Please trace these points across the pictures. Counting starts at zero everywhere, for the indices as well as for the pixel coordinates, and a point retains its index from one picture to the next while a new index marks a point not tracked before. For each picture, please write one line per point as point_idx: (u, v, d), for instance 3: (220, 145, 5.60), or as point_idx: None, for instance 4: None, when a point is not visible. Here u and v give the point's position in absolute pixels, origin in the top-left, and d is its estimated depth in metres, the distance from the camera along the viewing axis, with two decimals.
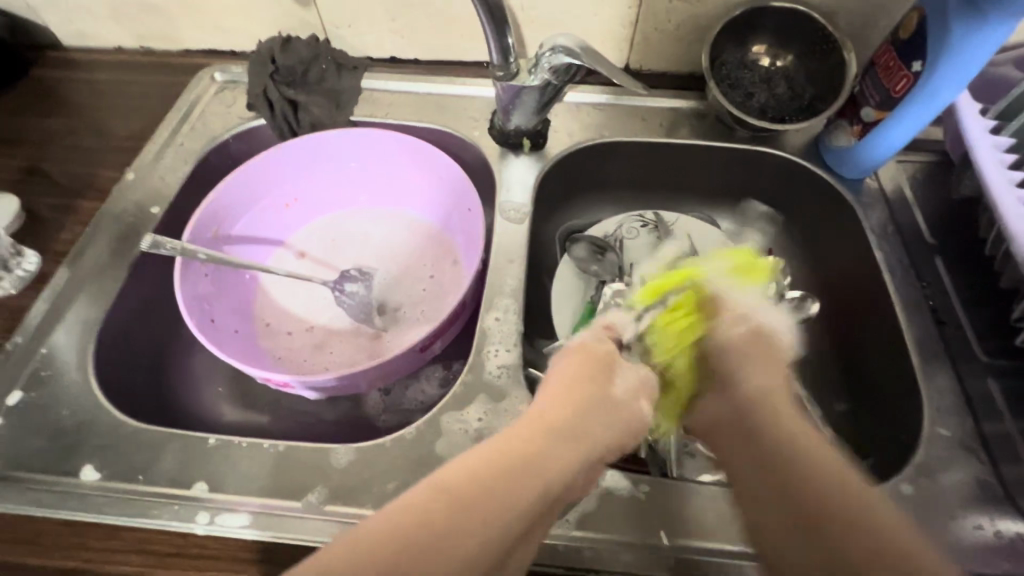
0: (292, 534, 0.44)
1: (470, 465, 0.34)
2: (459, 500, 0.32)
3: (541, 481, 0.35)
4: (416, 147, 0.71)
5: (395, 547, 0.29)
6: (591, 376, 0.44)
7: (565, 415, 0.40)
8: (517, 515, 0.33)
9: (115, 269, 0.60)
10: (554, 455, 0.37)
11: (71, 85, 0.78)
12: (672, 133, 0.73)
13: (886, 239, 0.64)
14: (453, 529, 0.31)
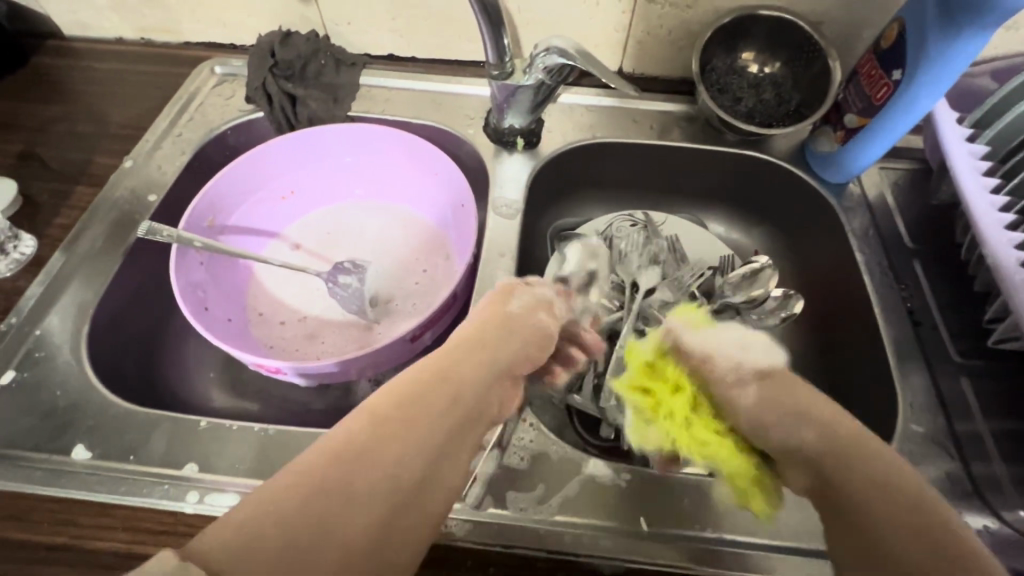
0: None
1: (385, 390, 0.39)
2: (376, 430, 0.36)
3: (451, 389, 0.40)
4: (411, 143, 0.72)
5: (319, 471, 0.33)
6: (490, 303, 0.50)
7: (473, 337, 0.45)
8: (428, 428, 0.37)
9: (111, 253, 0.61)
10: (463, 371, 0.42)
11: (71, 74, 0.79)
12: (663, 135, 0.74)
13: (866, 243, 0.66)
14: (369, 445, 0.35)
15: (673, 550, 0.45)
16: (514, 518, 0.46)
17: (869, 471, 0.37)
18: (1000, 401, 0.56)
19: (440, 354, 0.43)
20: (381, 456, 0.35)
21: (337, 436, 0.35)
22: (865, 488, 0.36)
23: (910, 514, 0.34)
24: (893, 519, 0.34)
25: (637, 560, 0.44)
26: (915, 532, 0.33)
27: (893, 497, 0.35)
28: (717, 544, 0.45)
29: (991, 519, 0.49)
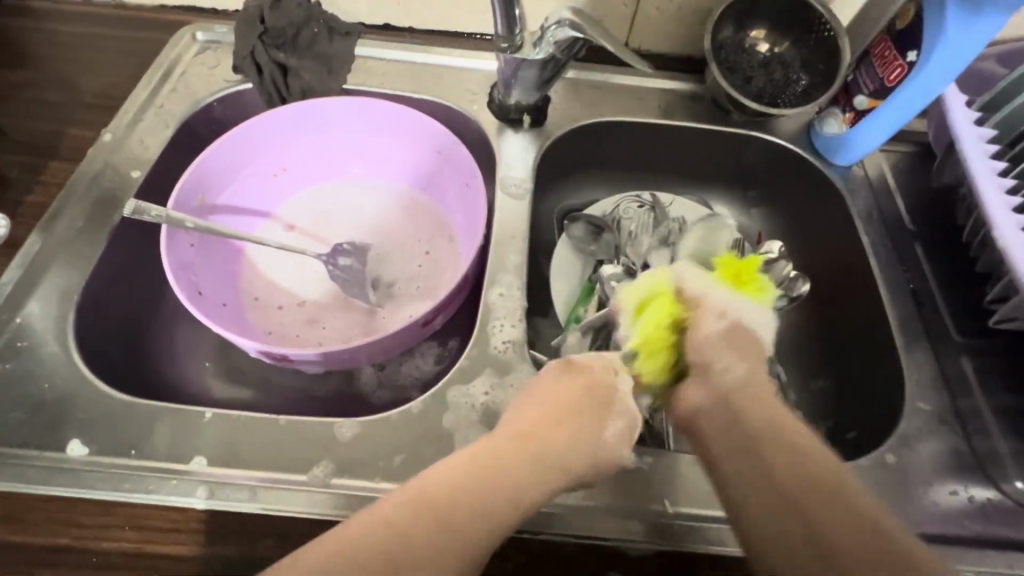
0: (297, 507, 0.43)
1: (446, 482, 0.38)
2: (424, 524, 0.36)
3: (507, 511, 0.38)
4: (413, 120, 0.69)
5: (367, 569, 0.34)
6: (577, 400, 0.45)
7: (549, 446, 0.42)
8: (468, 549, 0.36)
9: (94, 234, 0.57)
10: (526, 492, 0.40)
11: (34, 36, 0.72)
12: (670, 115, 0.73)
13: (871, 225, 0.67)
14: (410, 555, 0.35)
15: (699, 533, 0.45)
16: (539, 504, 0.45)
17: (766, 414, 0.42)
18: (999, 378, 0.58)
19: (511, 453, 0.41)
20: (411, 548, 0.35)
21: (373, 517, 0.36)
22: (756, 435, 0.41)
23: (779, 450, 0.40)
24: (790, 449, 0.40)
25: (663, 543, 0.44)
26: (788, 465, 0.39)
27: (766, 434, 0.41)
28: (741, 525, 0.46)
29: (993, 491, 0.51)
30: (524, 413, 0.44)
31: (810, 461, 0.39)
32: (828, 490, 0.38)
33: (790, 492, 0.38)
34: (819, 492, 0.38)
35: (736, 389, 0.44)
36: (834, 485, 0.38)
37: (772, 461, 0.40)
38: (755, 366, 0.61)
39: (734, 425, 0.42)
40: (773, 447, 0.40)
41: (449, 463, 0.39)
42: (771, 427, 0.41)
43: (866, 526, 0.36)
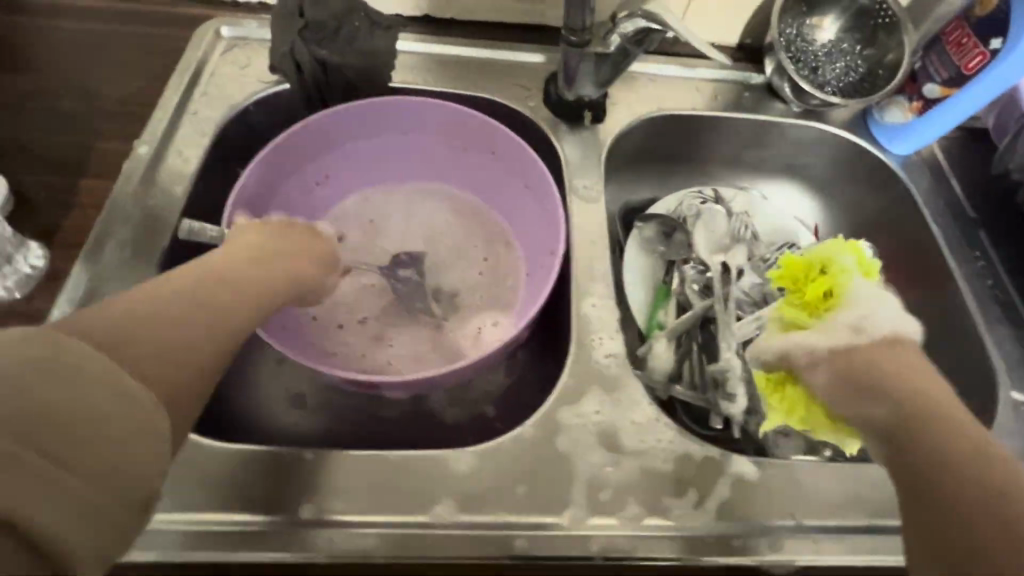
0: (429, 549, 0.42)
1: (223, 270, 0.42)
2: (206, 286, 0.39)
3: (246, 292, 0.41)
4: (470, 121, 0.65)
5: (183, 310, 0.36)
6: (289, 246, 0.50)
7: (252, 277, 0.44)
8: (236, 312, 0.39)
9: (143, 260, 0.51)
10: (243, 279, 0.43)
11: (31, 34, 0.64)
12: (726, 106, 0.72)
13: (939, 216, 0.67)
14: (186, 313, 0.36)
15: (832, 541, 0.45)
16: (673, 527, 0.44)
17: (867, 357, 0.39)
18: None
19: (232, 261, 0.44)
20: (186, 329, 0.35)
21: (180, 286, 0.37)
22: (898, 393, 0.36)
23: (932, 426, 0.34)
24: (954, 428, 0.34)
25: (798, 555, 0.44)
26: (941, 440, 0.33)
27: (928, 406, 0.35)
28: (867, 528, 0.46)
29: None
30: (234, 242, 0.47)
31: (970, 439, 0.33)
32: (975, 462, 0.32)
33: (932, 497, 0.32)
34: (971, 468, 0.32)
35: (869, 351, 0.39)
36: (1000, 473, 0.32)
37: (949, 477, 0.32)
38: None
39: (885, 380, 0.37)
40: (920, 419, 0.35)
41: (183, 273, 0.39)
42: (937, 400, 0.36)
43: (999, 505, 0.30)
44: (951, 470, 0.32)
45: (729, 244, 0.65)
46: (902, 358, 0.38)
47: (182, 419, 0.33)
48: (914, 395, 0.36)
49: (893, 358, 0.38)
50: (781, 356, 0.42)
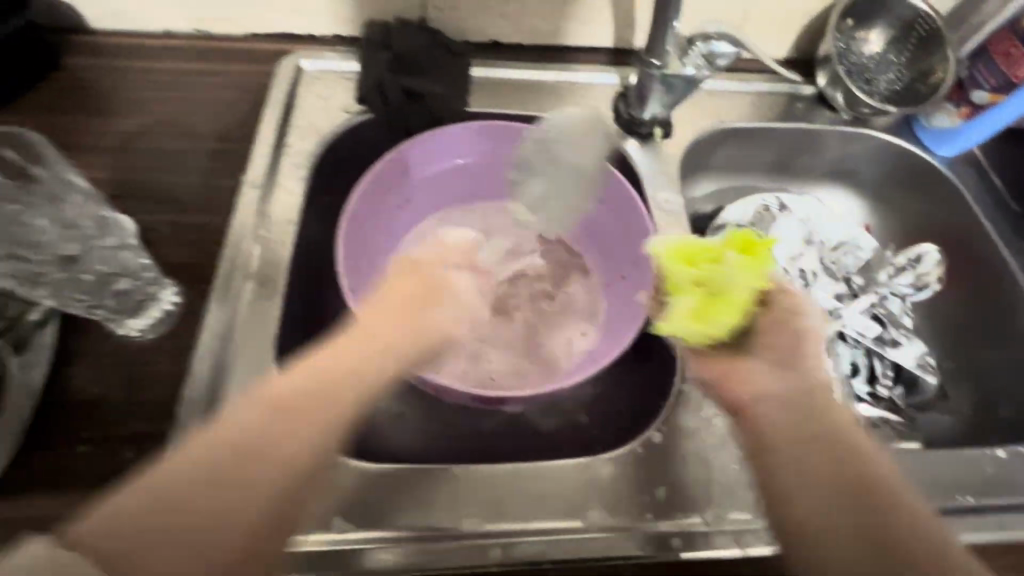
0: (589, 554, 0.44)
1: (332, 360, 0.43)
2: (307, 392, 0.40)
3: (356, 380, 0.43)
4: (551, 143, 0.68)
5: (281, 421, 0.38)
6: (416, 297, 0.54)
7: (363, 359, 0.44)
8: (343, 406, 0.41)
9: (268, 292, 0.53)
10: (366, 367, 0.44)
11: (124, 76, 0.66)
12: (782, 116, 0.76)
13: (987, 211, 0.72)
14: (286, 429, 0.38)
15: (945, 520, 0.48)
16: None
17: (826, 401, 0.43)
18: None
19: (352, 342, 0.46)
20: (274, 447, 0.37)
21: (290, 386, 0.40)
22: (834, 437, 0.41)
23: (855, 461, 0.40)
24: (853, 481, 0.39)
25: None
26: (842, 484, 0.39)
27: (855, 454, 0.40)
28: (973, 506, 0.50)
29: None
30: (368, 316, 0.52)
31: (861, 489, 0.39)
32: (891, 517, 0.37)
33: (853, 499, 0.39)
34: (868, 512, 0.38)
35: (821, 388, 0.44)
36: (913, 535, 0.37)
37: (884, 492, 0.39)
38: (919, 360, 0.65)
39: (821, 427, 0.42)
40: (857, 454, 0.40)
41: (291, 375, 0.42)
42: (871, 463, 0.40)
43: (891, 545, 0.37)
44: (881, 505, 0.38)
45: (800, 248, 0.69)
46: (838, 418, 0.42)
47: (285, 498, 0.37)
48: (798, 394, 0.43)
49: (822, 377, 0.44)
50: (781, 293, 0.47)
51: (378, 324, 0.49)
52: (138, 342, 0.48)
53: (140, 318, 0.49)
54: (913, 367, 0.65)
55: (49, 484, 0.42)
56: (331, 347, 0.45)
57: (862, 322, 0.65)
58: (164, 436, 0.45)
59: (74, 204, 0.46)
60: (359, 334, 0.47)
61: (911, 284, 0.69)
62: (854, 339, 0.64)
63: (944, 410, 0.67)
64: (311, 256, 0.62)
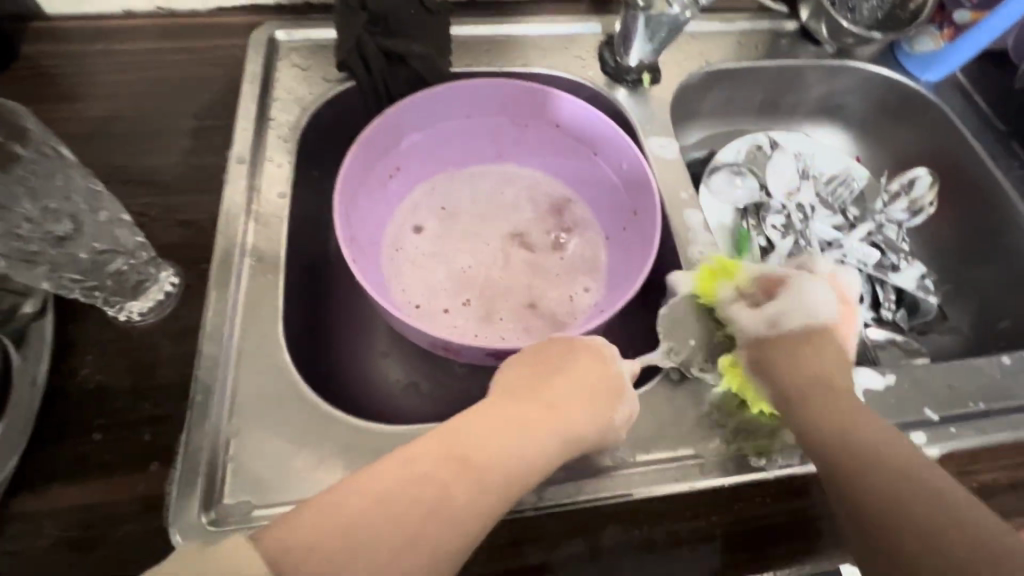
0: (621, 488, 0.45)
1: (473, 433, 0.39)
2: (447, 469, 0.36)
3: (513, 457, 0.38)
4: (539, 96, 0.66)
5: (417, 492, 0.34)
6: (584, 370, 0.45)
7: (519, 436, 0.40)
8: (491, 487, 0.37)
9: (268, 267, 0.51)
10: (517, 449, 0.39)
11: (88, 60, 0.63)
12: (769, 53, 0.75)
13: (976, 131, 0.72)
14: (439, 494, 0.35)
15: (960, 428, 0.50)
16: None
17: (805, 371, 0.46)
18: None
19: (513, 407, 0.41)
20: (450, 498, 0.35)
21: (426, 451, 0.37)
22: (792, 377, 0.46)
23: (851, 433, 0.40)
24: (897, 470, 0.36)
25: (935, 442, 0.49)
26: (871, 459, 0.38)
27: (837, 445, 0.40)
28: (983, 413, 0.51)
29: None
30: (534, 372, 0.45)
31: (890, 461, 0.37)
32: (930, 494, 0.34)
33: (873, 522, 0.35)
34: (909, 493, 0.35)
35: (803, 391, 0.45)
36: (919, 493, 0.34)
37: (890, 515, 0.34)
38: (920, 279, 0.66)
39: (784, 365, 0.47)
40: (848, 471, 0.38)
41: (470, 416, 0.40)
42: (864, 444, 0.39)
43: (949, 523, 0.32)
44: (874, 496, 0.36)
45: (797, 182, 0.69)
46: (839, 399, 0.43)
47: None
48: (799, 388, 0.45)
49: (803, 365, 0.46)
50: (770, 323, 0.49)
51: (571, 367, 0.45)
52: (139, 325, 0.47)
53: (139, 301, 0.47)
54: (914, 290, 0.66)
55: (68, 475, 0.41)
56: (523, 394, 0.43)
57: (862, 251, 0.65)
58: (180, 416, 0.44)
59: (63, 182, 0.43)
60: (561, 385, 0.44)
61: (908, 208, 0.69)
62: (855, 268, 0.66)
63: (942, 331, 0.69)
64: (307, 232, 0.61)
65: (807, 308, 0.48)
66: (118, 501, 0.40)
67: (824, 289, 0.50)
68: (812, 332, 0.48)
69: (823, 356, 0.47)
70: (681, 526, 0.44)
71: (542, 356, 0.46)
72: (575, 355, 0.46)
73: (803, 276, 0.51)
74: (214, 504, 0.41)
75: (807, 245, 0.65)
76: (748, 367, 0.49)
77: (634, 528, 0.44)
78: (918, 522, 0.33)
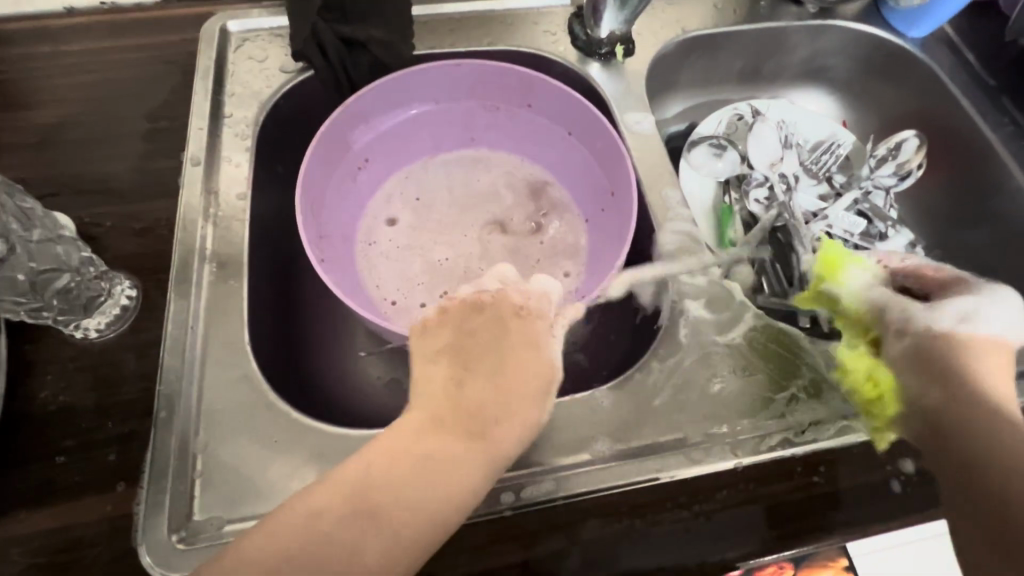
0: (601, 483, 0.44)
1: (390, 453, 0.36)
2: (364, 491, 0.34)
3: (437, 473, 0.36)
4: (506, 75, 0.63)
5: (334, 521, 0.33)
6: (508, 364, 0.41)
7: (440, 451, 0.37)
8: (415, 509, 0.34)
9: (232, 273, 0.50)
10: (437, 463, 0.36)
11: (28, 63, 0.59)
12: (748, 16, 0.71)
13: (966, 88, 0.69)
14: (354, 521, 0.33)
15: None
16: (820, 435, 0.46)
17: (983, 372, 0.40)
18: None
19: (437, 416, 0.38)
20: (374, 525, 0.33)
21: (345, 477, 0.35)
22: (944, 365, 0.41)
23: (963, 387, 0.39)
24: (988, 426, 0.37)
25: None
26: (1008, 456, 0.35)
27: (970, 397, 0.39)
28: None
29: None
30: (449, 372, 0.41)
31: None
32: (1010, 435, 0.36)
33: (965, 449, 0.37)
34: (1016, 448, 0.35)
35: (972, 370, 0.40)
36: (992, 441, 0.36)
37: (961, 434, 0.38)
38: (910, 245, 0.64)
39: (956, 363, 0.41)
40: (959, 419, 0.38)
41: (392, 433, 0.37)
42: (972, 414, 0.38)
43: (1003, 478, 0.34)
44: (977, 440, 0.37)
45: (780, 152, 0.67)
46: (964, 377, 0.40)
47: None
48: (993, 341, 0.42)
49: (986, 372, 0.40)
50: (904, 317, 0.44)
51: (493, 360, 0.41)
52: (97, 341, 0.46)
53: (95, 317, 0.46)
54: (904, 257, 0.64)
55: (34, 499, 0.40)
56: (441, 400, 0.39)
57: (848, 221, 0.64)
58: (144, 434, 0.43)
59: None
60: (482, 384, 0.40)
61: (895, 172, 0.67)
62: (842, 239, 0.64)
63: None
64: (274, 233, 0.59)
65: (997, 328, 0.42)
66: (85, 525, 0.40)
67: (1011, 309, 0.43)
68: (956, 346, 0.41)
69: (977, 368, 0.40)
70: (662, 514, 0.44)
71: (461, 354, 0.41)
72: (501, 345, 0.42)
73: (965, 294, 0.44)
74: (183, 522, 0.40)
75: (793, 217, 0.63)
76: (908, 358, 0.43)
77: (613, 521, 0.43)
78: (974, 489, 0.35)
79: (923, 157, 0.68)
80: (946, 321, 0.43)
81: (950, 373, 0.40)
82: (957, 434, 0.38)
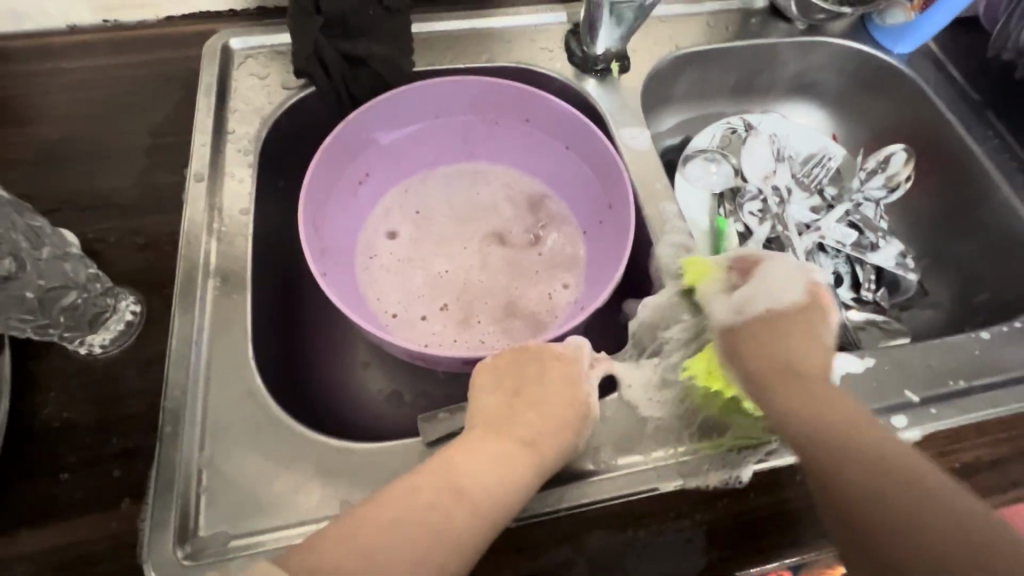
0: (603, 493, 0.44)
1: (461, 462, 0.39)
2: (438, 492, 0.37)
3: (499, 485, 0.39)
4: (504, 91, 0.65)
5: (415, 519, 0.35)
6: (554, 397, 0.45)
7: (500, 464, 0.40)
8: (485, 513, 0.37)
9: (235, 288, 0.50)
10: (501, 476, 0.39)
11: (31, 80, 0.60)
12: (739, 33, 0.73)
13: (951, 102, 0.71)
14: (430, 517, 0.35)
15: (943, 408, 0.49)
16: None
17: (787, 358, 0.43)
18: None
19: (494, 435, 0.42)
20: (449, 522, 0.36)
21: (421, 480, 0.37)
22: (766, 363, 0.43)
23: (806, 389, 0.41)
24: (838, 436, 0.37)
25: (919, 424, 0.49)
26: (851, 435, 0.37)
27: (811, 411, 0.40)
28: (967, 392, 0.51)
29: None
30: (507, 400, 0.44)
31: (885, 447, 0.36)
32: (853, 443, 0.37)
33: (819, 448, 0.37)
34: (886, 480, 0.34)
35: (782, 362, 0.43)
36: (856, 451, 0.36)
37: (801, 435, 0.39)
38: (901, 256, 0.66)
39: (757, 356, 0.44)
40: (828, 440, 0.37)
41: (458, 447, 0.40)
42: (838, 426, 0.38)
43: (905, 482, 0.34)
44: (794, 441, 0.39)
45: (772, 165, 0.68)
46: (799, 382, 0.42)
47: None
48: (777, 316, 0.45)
49: (787, 349, 0.44)
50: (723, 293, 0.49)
51: (545, 392, 0.45)
52: (102, 357, 0.46)
53: (100, 333, 0.46)
54: (895, 268, 0.65)
55: (39, 516, 0.40)
56: (502, 422, 0.43)
57: (840, 232, 0.65)
58: (149, 450, 0.43)
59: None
60: (536, 412, 0.43)
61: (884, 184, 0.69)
62: (834, 249, 0.65)
63: (925, 306, 0.69)
64: (276, 247, 0.59)
65: (770, 292, 0.47)
66: (90, 542, 0.40)
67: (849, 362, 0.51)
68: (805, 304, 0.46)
69: (817, 332, 0.45)
70: (665, 525, 0.44)
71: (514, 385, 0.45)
72: (544, 377, 0.46)
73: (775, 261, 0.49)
74: (188, 537, 0.40)
75: (786, 228, 0.64)
76: (726, 360, 0.47)
77: (616, 532, 0.44)
78: (879, 503, 0.33)
79: (911, 169, 0.70)
80: (778, 288, 0.47)
81: (774, 349, 0.44)
82: (811, 430, 0.38)
